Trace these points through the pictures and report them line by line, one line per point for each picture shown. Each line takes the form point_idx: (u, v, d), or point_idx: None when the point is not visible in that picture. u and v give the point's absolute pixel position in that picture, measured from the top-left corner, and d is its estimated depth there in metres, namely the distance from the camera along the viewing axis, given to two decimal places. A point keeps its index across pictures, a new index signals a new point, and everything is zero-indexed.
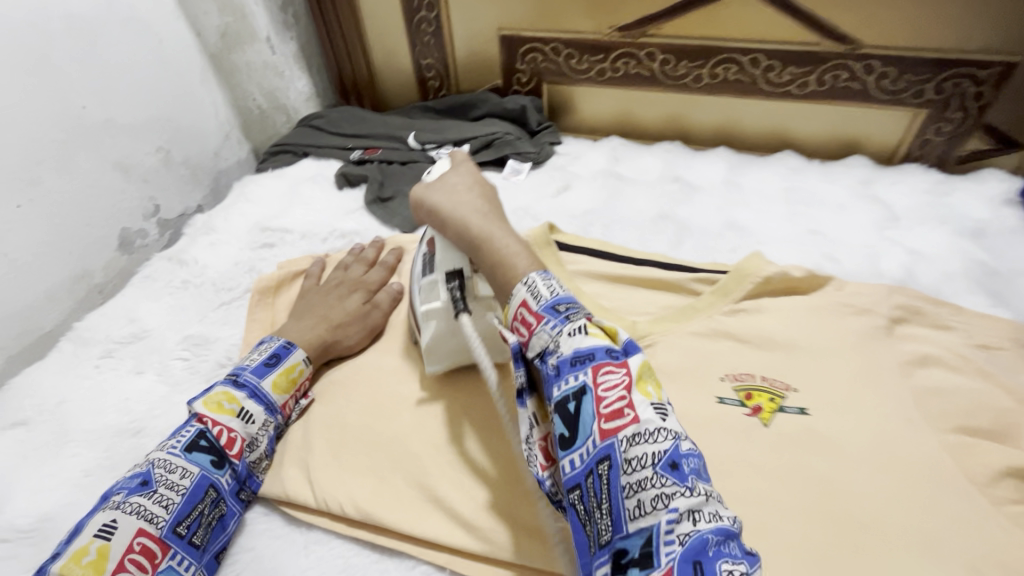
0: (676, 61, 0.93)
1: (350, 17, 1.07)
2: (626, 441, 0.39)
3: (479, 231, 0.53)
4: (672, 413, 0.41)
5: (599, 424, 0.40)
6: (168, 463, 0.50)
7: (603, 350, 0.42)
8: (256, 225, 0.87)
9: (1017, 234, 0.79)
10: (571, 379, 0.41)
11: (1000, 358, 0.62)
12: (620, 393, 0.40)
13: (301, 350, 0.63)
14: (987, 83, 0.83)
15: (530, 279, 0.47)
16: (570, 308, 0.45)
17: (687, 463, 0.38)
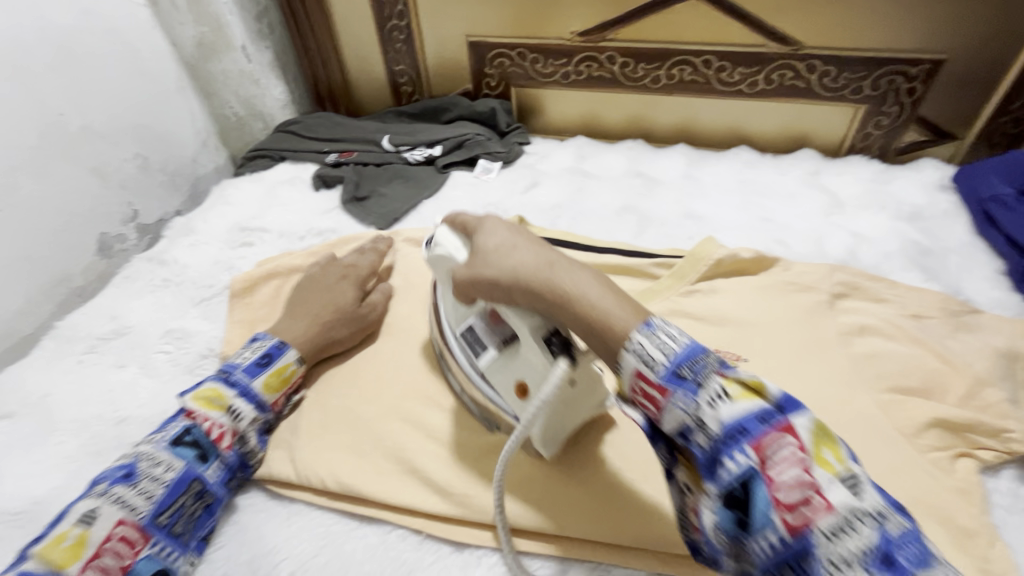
0: (635, 64, 0.99)
1: (323, 26, 1.10)
2: (827, 536, 0.33)
3: (553, 278, 0.45)
4: (865, 481, 0.35)
5: (782, 516, 0.34)
6: (153, 456, 0.52)
7: (754, 417, 0.36)
8: (235, 226, 0.89)
9: (950, 216, 0.86)
10: (733, 462, 0.36)
11: (931, 325, 0.68)
12: (804, 481, 0.34)
13: (294, 351, 0.64)
14: (918, 79, 0.91)
15: (634, 341, 0.40)
16: (697, 367, 0.39)
17: (903, 553, 0.32)
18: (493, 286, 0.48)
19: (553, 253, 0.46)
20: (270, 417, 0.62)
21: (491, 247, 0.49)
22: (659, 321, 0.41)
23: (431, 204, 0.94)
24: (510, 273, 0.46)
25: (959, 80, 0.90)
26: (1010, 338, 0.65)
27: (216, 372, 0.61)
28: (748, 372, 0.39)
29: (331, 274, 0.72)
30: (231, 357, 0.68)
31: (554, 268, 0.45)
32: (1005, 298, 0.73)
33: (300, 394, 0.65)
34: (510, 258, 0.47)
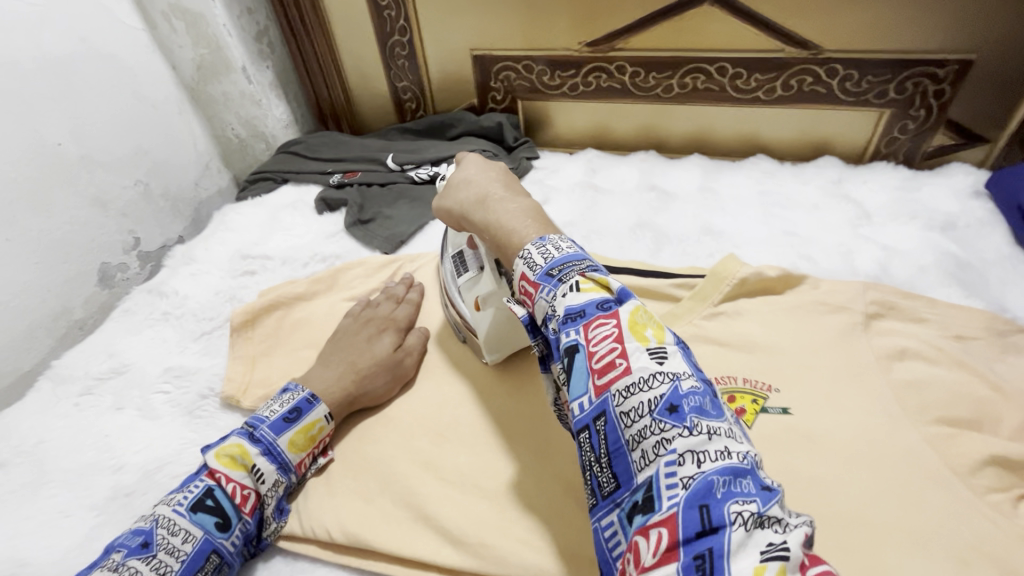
0: (646, 73, 0.95)
1: (324, 44, 1.08)
2: (623, 394, 0.37)
3: (487, 210, 0.53)
4: (676, 353, 0.39)
5: (593, 380, 0.38)
6: (171, 524, 0.48)
7: (593, 304, 0.40)
8: (236, 253, 0.87)
9: (986, 225, 0.81)
10: (564, 338, 0.40)
11: (976, 348, 0.63)
12: (614, 348, 0.38)
13: (324, 405, 0.58)
14: (946, 81, 0.86)
15: (527, 250, 0.46)
16: (565, 268, 0.43)
17: (687, 402, 0.36)
18: (453, 216, 0.57)
19: (494, 189, 0.55)
20: (292, 480, 0.57)
21: (459, 180, 0.58)
22: (554, 237, 0.47)
23: (438, 225, 0.91)
24: (468, 201, 0.55)
25: (991, 81, 0.85)
26: None
27: (241, 424, 0.56)
28: (604, 273, 0.43)
29: (362, 319, 0.68)
30: (232, 396, 0.65)
31: (488, 204, 0.53)
32: None
33: (327, 454, 0.59)
34: (462, 194, 0.56)
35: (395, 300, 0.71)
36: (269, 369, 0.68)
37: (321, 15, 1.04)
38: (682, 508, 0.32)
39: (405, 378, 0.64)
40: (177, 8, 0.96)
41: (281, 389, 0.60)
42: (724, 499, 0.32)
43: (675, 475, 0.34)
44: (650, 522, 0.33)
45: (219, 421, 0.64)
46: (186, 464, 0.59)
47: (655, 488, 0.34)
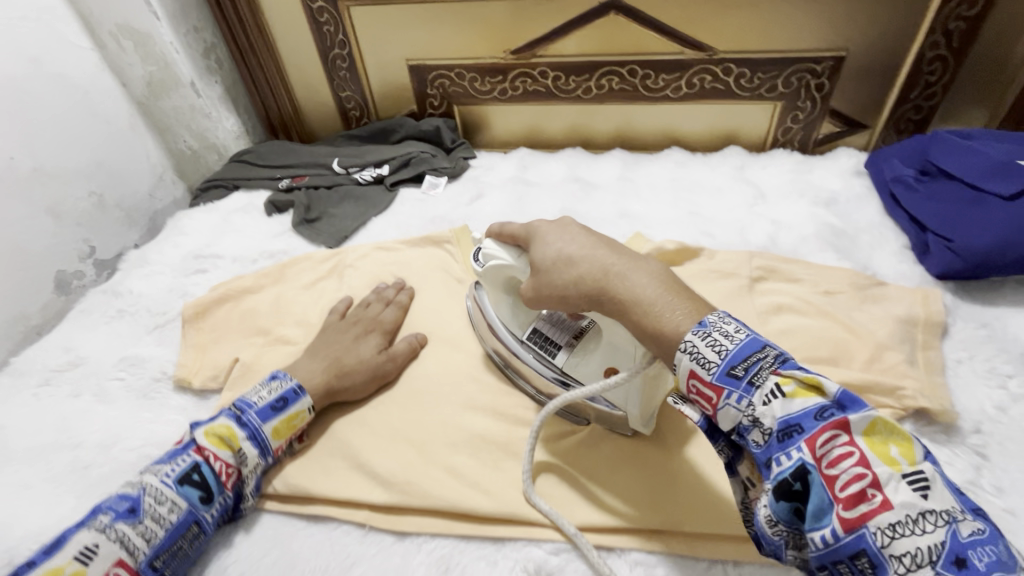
0: (566, 77, 1.05)
1: (270, 59, 1.15)
2: (887, 533, 0.34)
3: (611, 288, 0.47)
4: (935, 477, 0.36)
5: (839, 512, 0.35)
6: (158, 494, 0.51)
7: (812, 417, 0.38)
8: (189, 254, 0.92)
9: (863, 199, 0.92)
10: (783, 459, 0.38)
11: (839, 300, 0.73)
12: (864, 478, 0.35)
13: (308, 397, 0.62)
14: (824, 75, 0.98)
15: (688, 341, 0.42)
16: (751, 366, 0.40)
17: (978, 554, 0.32)
18: (562, 300, 0.51)
19: (604, 259, 0.49)
20: (271, 462, 0.60)
21: (549, 257, 0.52)
22: (712, 317, 0.43)
23: (380, 221, 0.98)
24: (583, 283, 0.49)
25: (862, 73, 0.97)
26: (910, 305, 0.70)
27: (230, 406, 0.59)
28: (805, 369, 0.39)
29: (351, 320, 0.72)
30: (183, 378, 0.71)
31: (610, 276, 0.48)
32: (911, 269, 0.79)
33: (303, 439, 0.63)
34: (567, 274, 0.50)
35: (384, 303, 0.75)
36: (218, 353, 0.74)
37: (264, 32, 1.11)
38: None
39: (386, 377, 0.67)
40: (125, 29, 1.01)
41: (269, 376, 0.63)
42: None
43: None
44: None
45: (171, 401, 0.70)
46: (140, 437, 0.65)
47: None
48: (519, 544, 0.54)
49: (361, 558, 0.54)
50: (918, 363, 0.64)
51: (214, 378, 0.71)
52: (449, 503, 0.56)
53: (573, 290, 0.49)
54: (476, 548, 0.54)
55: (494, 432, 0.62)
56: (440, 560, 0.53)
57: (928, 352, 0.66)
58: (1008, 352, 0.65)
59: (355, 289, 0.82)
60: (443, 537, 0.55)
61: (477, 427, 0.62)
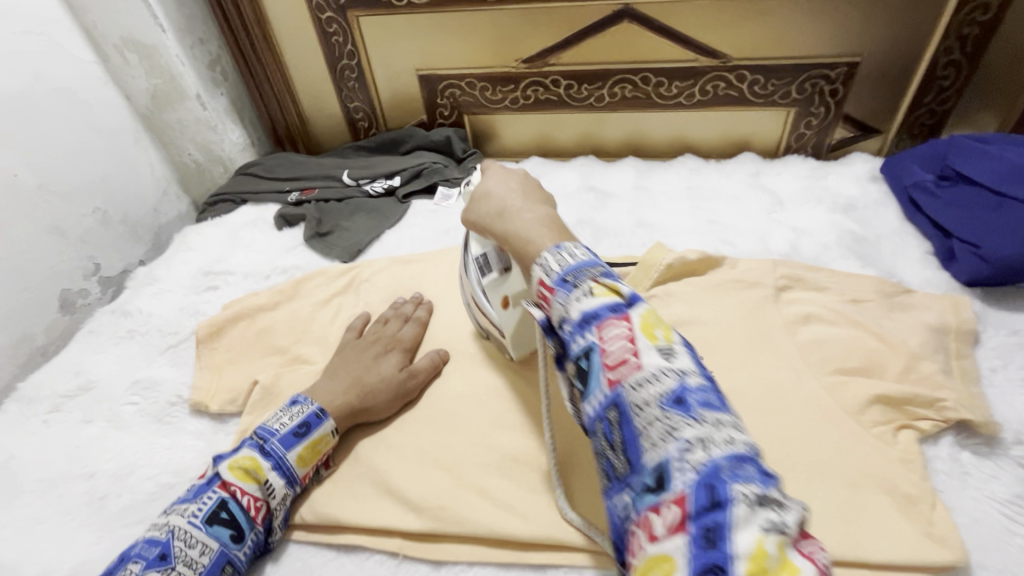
0: (578, 85, 1.04)
1: (276, 70, 1.13)
2: (633, 387, 0.36)
3: (504, 221, 0.53)
4: (684, 353, 0.38)
5: (606, 374, 0.38)
6: (188, 536, 0.50)
7: (606, 307, 0.39)
8: (198, 271, 0.90)
9: (881, 205, 0.91)
10: (577, 341, 0.40)
11: (868, 309, 0.72)
12: (625, 345, 0.38)
13: (331, 420, 0.61)
14: (838, 81, 0.97)
15: (542, 258, 0.45)
16: (579, 273, 0.42)
17: (695, 396, 0.35)
18: (476, 227, 0.58)
19: (511, 200, 0.55)
20: (299, 490, 0.59)
21: (476, 191, 0.58)
22: (569, 244, 0.46)
23: (393, 233, 0.96)
24: (492, 215, 0.55)
25: (876, 79, 0.97)
26: (941, 313, 0.69)
27: (251, 436, 0.57)
28: (614, 278, 0.42)
29: (370, 338, 0.70)
30: (200, 402, 0.69)
31: (505, 215, 0.54)
32: (936, 276, 0.78)
33: (330, 464, 0.62)
34: (483, 205, 0.56)
35: (402, 319, 0.73)
36: (235, 374, 0.72)
37: (271, 43, 1.09)
38: (693, 487, 0.32)
39: (408, 396, 0.65)
40: (130, 41, 0.99)
41: (290, 400, 0.61)
42: (731, 480, 0.31)
43: (686, 459, 0.33)
44: (662, 500, 0.33)
45: (188, 426, 0.68)
46: (158, 465, 0.63)
47: (667, 472, 0.33)
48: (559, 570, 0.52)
49: None
50: (954, 373, 0.64)
51: (232, 400, 0.69)
52: (486, 528, 0.54)
53: (484, 219, 0.56)
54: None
55: (526, 453, 0.60)
56: None
57: (962, 361, 0.65)
58: None
59: (372, 304, 0.81)
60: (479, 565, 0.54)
61: (509, 448, 0.60)
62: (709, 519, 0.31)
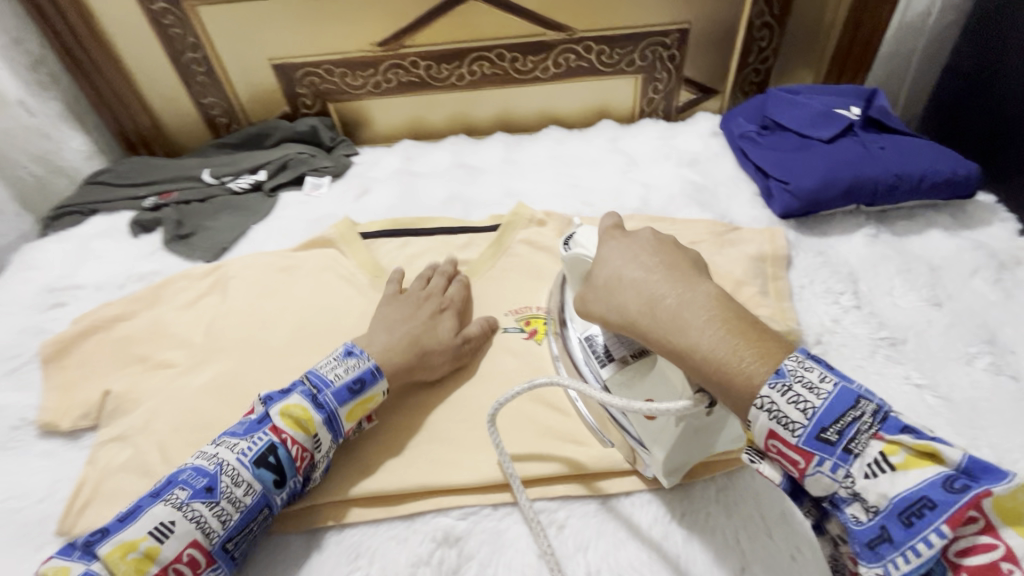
0: (437, 65, 1.06)
1: (114, 70, 1.05)
2: (955, 549, 0.31)
3: (662, 320, 0.43)
4: (982, 482, 0.32)
5: (964, 571, 0.32)
6: (235, 474, 0.49)
7: (935, 488, 0.33)
8: (41, 288, 0.84)
9: (720, 155, 1.01)
10: (922, 551, 0.33)
11: (704, 246, 0.80)
12: (998, 548, 0.31)
13: (384, 380, 0.59)
14: (674, 47, 1.06)
15: (766, 395, 0.36)
16: (849, 430, 0.35)
17: (973, 518, 0.31)
18: (611, 324, 0.48)
19: (658, 288, 0.44)
20: (341, 443, 0.57)
21: (606, 278, 0.48)
22: (790, 363, 0.37)
23: (261, 228, 0.93)
24: (645, 305, 0.44)
25: (705, 43, 1.06)
26: (760, 244, 0.78)
27: (302, 382, 0.56)
28: (914, 434, 0.34)
29: (421, 296, 0.70)
30: (48, 423, 0.65)
31: (659, 311, 0.43)
32: (761, 213, 0.88)
33: (372, 419, 0.60)
34: (625, 301, 0.46)
35: (445, 279, 0.73)
36: (87, 389, 0.68)
37: (103, 40, 1.02)
38: None
39: (461, 360, 0.66)
40: None
41: (342, 351, 0.59)
42: None
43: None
44: None
45: (36, 448, 0.64)
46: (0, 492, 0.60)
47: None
48: (428, 518, 0.55)
49: (266, 567, 0.53)
50: (769, 293, 0.73)
51: (84, 416, 0.65)
52: (352, 491, 0.55)
53: (631, 314, 0.45)
54: (386, 531, 0.54)
55: (395, 419, 0.62)
56: (349, 550, 0.53)
57: (777, 282, 0.75)
58: (839, 272, 0.76)
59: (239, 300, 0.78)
60: (349, 527, 0.55)
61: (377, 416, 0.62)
62: None
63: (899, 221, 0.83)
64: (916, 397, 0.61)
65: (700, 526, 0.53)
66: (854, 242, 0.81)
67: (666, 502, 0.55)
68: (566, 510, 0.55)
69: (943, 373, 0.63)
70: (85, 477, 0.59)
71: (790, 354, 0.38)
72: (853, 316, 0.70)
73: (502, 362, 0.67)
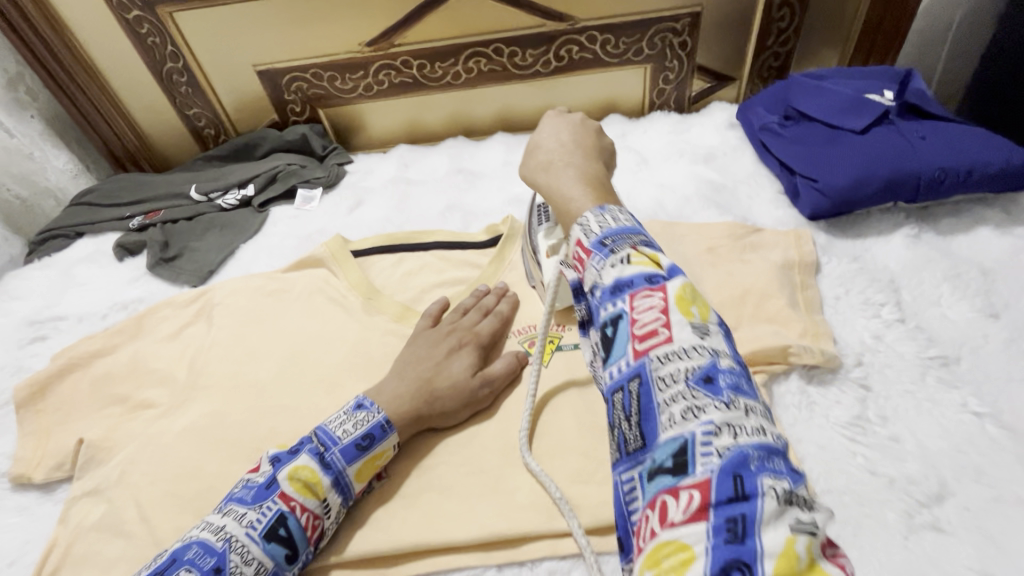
0: (431, 64, 0.99)
1: (94, 84, 1.00)
2: (661, 361, 0.32)
3: (548, 172, 0.50)
4: (719, 334, 0.34)
5: (634, 346, 0.34)
6: (245, 551, 0.44)
7: (641, 276, 0.35)
8: (23, 321, 0.80)
9: (739, 149, 0.93)
10: (609, 309, 0.35)
11: (721, 254, 0.72)
12: (657, 313, 0.34)
13: (394, 433, 0.55)
14: (685, 32, 0.98)
15: (584, 219, 0.41)
16: (618, 239, 0.38)
17: (725, 377, 0.31)
18: (519, 173, 0.55)
19: (560, 157, 0.52)
20: (351, 504, 0.53)
21: (532, 141, 0.55)
22: (612, 208, 0.42)
23: (250, 248, 0.88)
24: (547, 158, 0.52)
25: (720, 26, 0.98)
26: (785, 251, 0.71)
27: (311, 439, 0.51)
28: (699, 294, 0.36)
29: (445, 329, 0.64)
30: (22, 473, 0.61)
31: (550, 168, 0.51)
32: (787, 214, 0.80)
33: (382, 476, 0.55)
34: (531, 156, 0.54)
35: (482, 312, 0.67)
36: (62, 434, 0.64)
37: (78, 52, 0.97)
38: (718, 476, 0.28)
39: (480, 404, 0.59)
40: None
41: (353, 403, 0.55)
42: (759, 472, 0.28)
43: (711, 443, 0.29)
44: (681, 484, 0.29)
45: (11, 500, 0.61)
46: None
47: (689, 453, 0.29)
48: None
49: None
50: (799, 305, 0.65)
51: (59, 466, 0.61)
52: (341, 552, 0.50)
53: (539, 154, 0.53)
54: None
55: (389, 467, 0.56)
56: None
57: (806, 292, 0.67)
58: (879, 280, 0.68)
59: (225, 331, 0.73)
60: None
61: None
62: (733, 511, 0.26)
63: (945, 218, 0.74)
64: (976, 427, 0.53)
65: None
66: (893, 245, 0.72)
67: None
68: (579, 570, 0.48)
69: (1005, 396, 0.56)
70: (57, 537, 0.55)
71: (617, 206, 0.43)
72: (897, 332, 0.62)
73: (508, 392, 0.61)
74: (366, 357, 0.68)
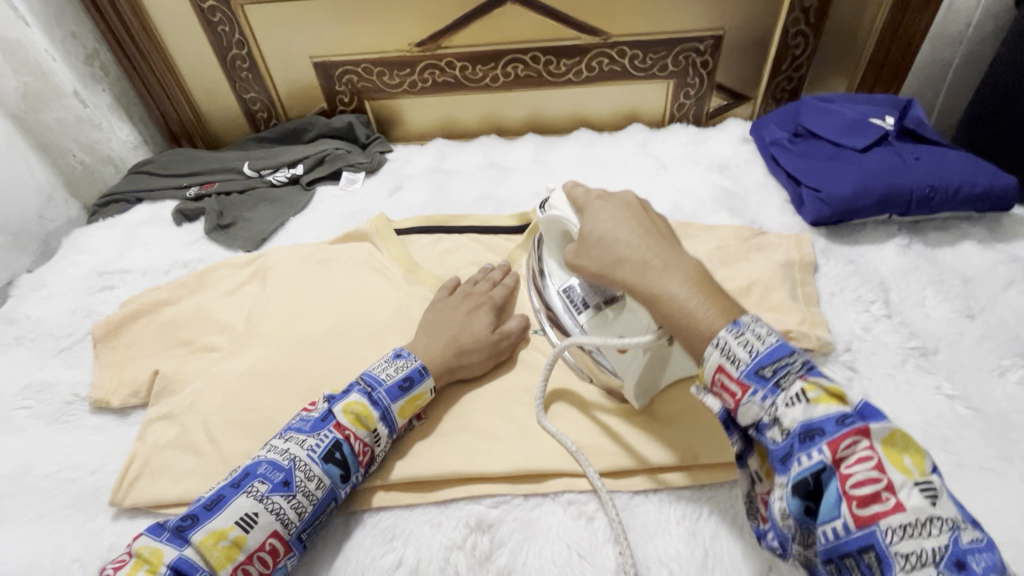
0: (473, 66, 1.08)
1: (162, 64, 1.09)
2: (894, 532, 0.36)
3: (646, 276, 0.48)
4: (942, 487, 0.37)
5: (851, 509, 0.37)
6: (307, 468, 0.52)
7: (832, 420, 0.39)
8: (91, 271, 0.88)
9: (750, 161, 1.01)
10: (805, 459, 0.39)
11: (730, 250, 0.80)
12: (875, 477, 0.37)
13: (431, 378, 0.61)
14: (707, 53, 1.07)
15: (721, 337, 0.43)
16: (779, 368, 0.41)
17: (974, 558, 0.34)
18: (594, 274, 0.53)
19: (648, 252, 0.49)
20: (396, 438, 0.60)
21: (597, 233, 0.52)
22: (747, 319, 0.43)
23: (299, 221, 0.96)
24: (632, 250, 0.49)
25: (739, 49, 1.06)
26: (787, 250, 0.79)
27: (359, 382, 0.59)
28: (827, 378, 0.41)
29: (462, 295, 0.71)
30: (99, 399, 0.69)
31: (646, 269, 0.48)
32: (791, 221, 0.88)
33: (422, 417, 0.62)
34: (605, 252, 0.51)
35: (491, 283, 0.74)
36: (134, 368, 0.71)
37: (152, 34, 1.05)
38: None
39: (501, 357, 0.67)
40: None
41: (393, 353, 0.62)
42: None
43: None
44: None
45: (88, 422, 0.68)
46: (56, 463, 0.64)
47: None
48: (459, 504, 0.56)
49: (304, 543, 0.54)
50: (798, 298, 0.73)
51: (134, 395, 0.69)
52: (386, 476, 0.57)
53: (620, 252, 0.50)
54: (419, 515, 0.56)
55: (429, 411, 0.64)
56: (384, 530, 0.55)
57: (805, 287, 0.75)
58: (870, 281, 0.76)
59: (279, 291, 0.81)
60: (383, 510, 0.57)
61: None
62: None
63: (933, 232, 0.83)
64: (947, 406, 0.61)
65: (728, 523, 0.53)
66: (886, 252, 0.80)
67: (695, 503, 0.55)
68: (595, 503, 0.56)
69: (975, 384, 0.63)
70: (134, 452, 0.62)
71: (746, 312, 0.44)
72: (884, 325, 0.70)
73: (520, 349, 0.69)
74: (406, 319, 0.76)
